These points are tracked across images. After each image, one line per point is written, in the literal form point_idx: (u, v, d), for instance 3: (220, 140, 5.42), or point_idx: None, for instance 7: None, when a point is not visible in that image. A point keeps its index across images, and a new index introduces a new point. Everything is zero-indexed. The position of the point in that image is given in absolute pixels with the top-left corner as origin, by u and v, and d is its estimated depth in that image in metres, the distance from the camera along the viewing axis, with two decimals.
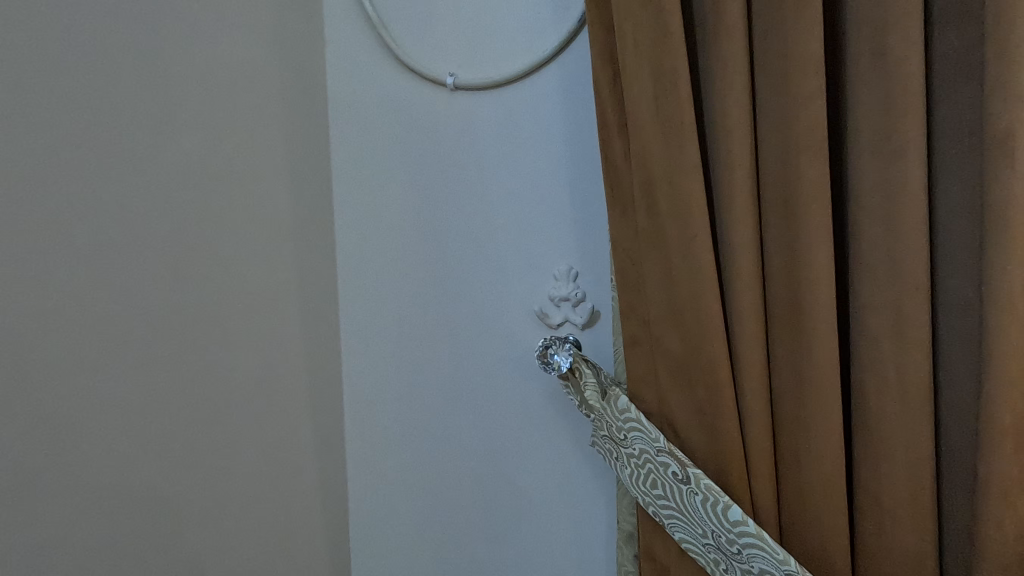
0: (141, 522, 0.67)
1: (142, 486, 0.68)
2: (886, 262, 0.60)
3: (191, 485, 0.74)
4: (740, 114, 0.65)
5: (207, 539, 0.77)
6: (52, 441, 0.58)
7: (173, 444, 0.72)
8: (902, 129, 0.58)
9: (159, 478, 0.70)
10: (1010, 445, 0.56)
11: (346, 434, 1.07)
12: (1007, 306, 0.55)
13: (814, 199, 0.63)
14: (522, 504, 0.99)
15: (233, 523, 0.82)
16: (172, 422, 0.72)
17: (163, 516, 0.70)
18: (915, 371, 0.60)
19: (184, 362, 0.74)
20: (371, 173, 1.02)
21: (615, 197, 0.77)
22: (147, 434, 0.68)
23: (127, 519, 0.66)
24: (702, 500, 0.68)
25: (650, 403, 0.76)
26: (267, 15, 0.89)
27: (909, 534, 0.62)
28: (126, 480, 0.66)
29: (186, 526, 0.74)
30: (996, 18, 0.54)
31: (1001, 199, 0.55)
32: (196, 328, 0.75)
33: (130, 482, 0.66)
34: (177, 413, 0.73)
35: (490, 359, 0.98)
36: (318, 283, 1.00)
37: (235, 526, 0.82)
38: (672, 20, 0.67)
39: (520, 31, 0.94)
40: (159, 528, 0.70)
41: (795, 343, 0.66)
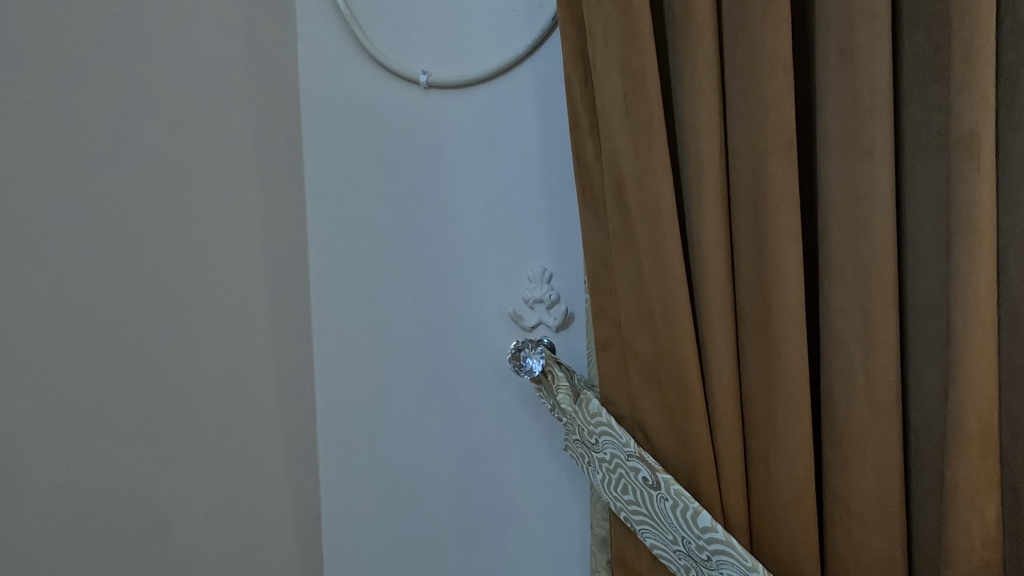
0: (111, 527, 0.66)
1: (111, 491, 0.66)
2: (854, 264, 0.59)
3: (162, 490, 0.72)
4: (709, 113, 0.64)
5: (178, 547, 0.75)
6: (17, 446, 0.56)
7: (145, 448, 0.70)
8: (869, 129, 0.58)
9: (125, 486, 0.68)
10: (976, 449, 0.55)
11: (318, 438, 1.05)
12: (974, 310, 0.55)
13: (783, 201, 0.62)
14: (497, 509, 0.97)
15: (205, 529, 0.80)
16: (142, 426, 0.70)
17: (136, 520, 0.69)
18: (883, 374, 0.59)
19: (153, 364, 0.72)
20: (343, 172, 1.00)
21: (586, 197, 0.75)
22: (115, 438, 0.66)
23: (95, 524, 0.64)
24: (672, 506, 0.67)
25: (621, 407, 0.74)
26: (236, 8, 0.87)
27: (878, 540, 0.61)
28: (93, 484, 0.64)
29: (161, 531, 0.72)
30: (962, 17, 0.53)
31: (967, 201, 0.54)
32: (163, 330, 0.73)
33: (98, 486, 0.64)
34: (147, 417, 0.70)
35: (464, 362, 0.97)
36: (289, 283, 0.98)
37: (206, 533, 0.80)
38: (641, 19, 0.66)
39: (493, 30, 0.93)
40: (126, 537, 0.68)
41: (764, 346, 0.65)
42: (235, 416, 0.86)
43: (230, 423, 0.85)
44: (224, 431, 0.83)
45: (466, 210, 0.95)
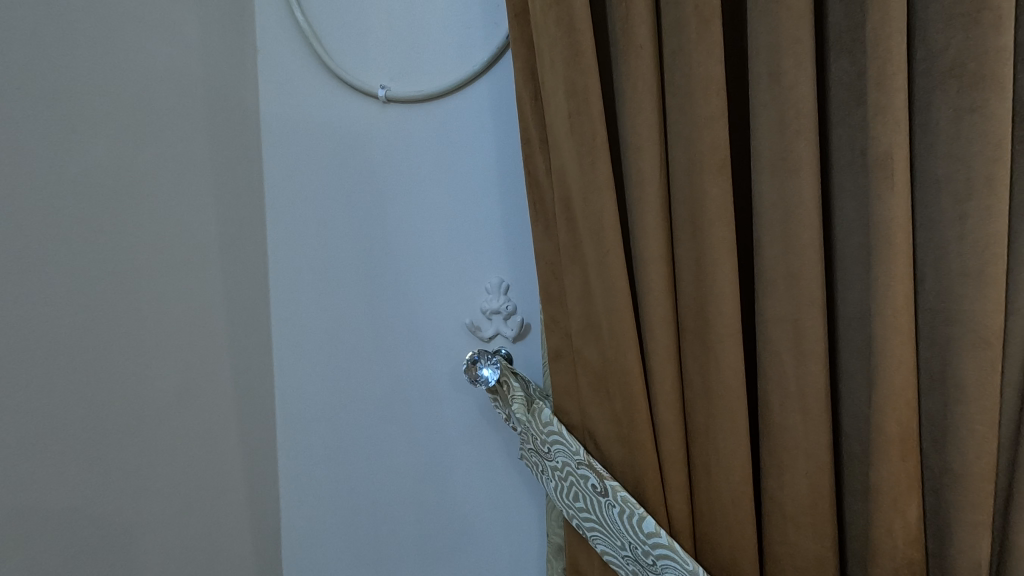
0: (68, 536, 0.67)
1: (64, 502, 0.66)
2: (785, 276, 0.62)
3: (119, 502, 0.73)
4: (649, 132, 0.66)
5: (135, 558, 0.75)
6: None
7: (102, 459, 0.71)
8: (796, 149, 0.61)
9: (76, 498, 0.68)
10: (897, 452, 0.59)
11: (278, 451, 1.05)
12: (892, 320, 0.58)
13: (718, 216, 0.64)
14: (456, 520, 0.98)
15: (166, 541, 0.80)
16: (97, 438, 0.70)
17: (92, 531, 0.69)
18: (813, 382, 0.62)
19: (110, 376, 0.72)
20: (303, 184, 1.00)
21: (537, 211, 0.77)
22: (69, 450, 0.67)
23: (50, 535, 0.65)
24: (619, 512, 0.69)
25: (573, 416, 0.76)
26: (193, 19, 0.87)
27: (811, 542, 0.64)
28: (46, 496, 0.64)
29: (118, 543, 0.73)
30: (875, 46, 0.57)
31: (884, 218, 0.57)
32: (120, 340, 0.73)
33: (50, 499, 0.65)
34: (102, 428, 0.71)
35: (424, 373, 0.97)
36: (247, 295, 0.98)
37: (167, 544, 0.80)
38: (584, 40, 0.68)
39: (450, 45, 0.94)
40: (79, 549, 0.68)
41: (703, 356, 0.67)
42: (193, 428, 0.85)
43: (187, 435, 0.84)
44: (181, 444, 0.83)
45: (424, 222, 0.96)
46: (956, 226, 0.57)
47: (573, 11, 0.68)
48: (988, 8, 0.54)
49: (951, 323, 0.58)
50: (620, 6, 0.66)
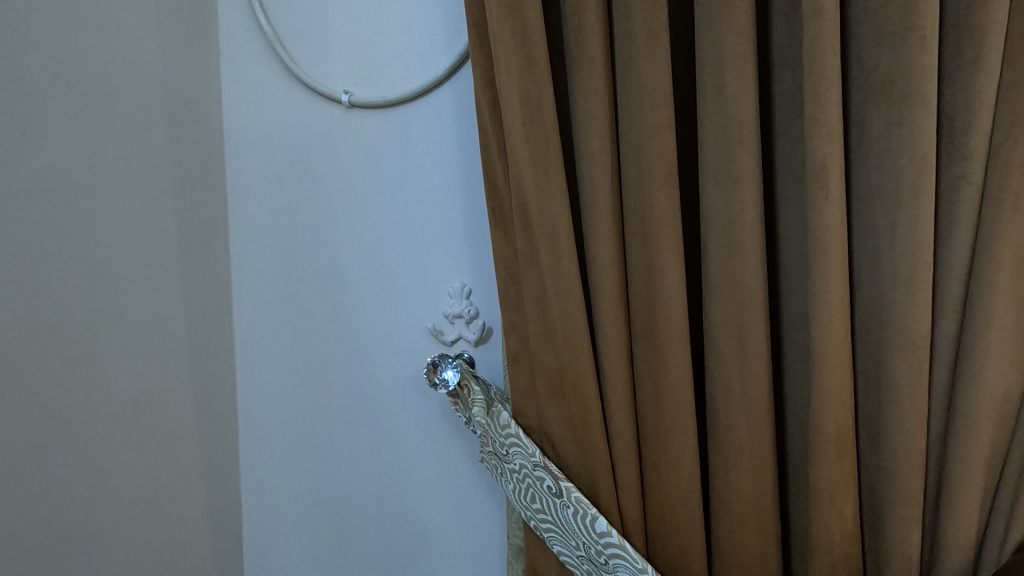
0: (23, 544, 0.66)
1: (18, 510, 0.66)
2: (729, 282, 0.64)
3: (72, 508, 0.72)
4: (601, 140, 0.68)
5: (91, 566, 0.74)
6: None
7: (55, 465, 0.70)
8: (739, 159, 0.63)
9: (31, 505, 0.67)
10: (834, 451, 0.61)
11: (240, 457, 1.04)
12: (828, 324, 0.60)
13: (665, 223, 0.66)
14: (419, 523, 0.99)
15: (122, 547, 0.79)
16: (49, 444, 0.69)
17: (46, 537, 0.69)
18: (756, 383, 0.64)
19: (62, 381, 0.71)
20: (265, 188, 1.00)
21: (495, 217, 0.78)
22: (21, 457, 0.66)
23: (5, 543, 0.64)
24: (573, 513, 0.71)
25: (530, 419, 0.77)
26: (153, 20, 0.86)
27: (755, 538, 0.66)
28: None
29: (72, 550, 0.72)
30: (811, 63, 0.59)
31: (820, 226, 0.60)
32: (72, 345, 0.73)
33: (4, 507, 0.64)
34: (54, 435, 0.70)
35: (387, 378, 0.98)
36: (208, 300, 0.97)
37: (124, 550, 0.80)
38: (538, 50, 0.69)
39: (414, 52, 0.94)
40: (34, 556, 0.67)
41: (654, 359, 0.69)
42: (150, 434, 0.84)
43: (145, 441, 0.83)
44: (138, 449, 0.82)
45: (387, 227, 0.96)
46: (888, 235, 0.60)
47: (527, 22, 0.69)
48: (914, 28, 0.57)
49: (884, 327, 0.61)
50: (572, 17, 0.68)
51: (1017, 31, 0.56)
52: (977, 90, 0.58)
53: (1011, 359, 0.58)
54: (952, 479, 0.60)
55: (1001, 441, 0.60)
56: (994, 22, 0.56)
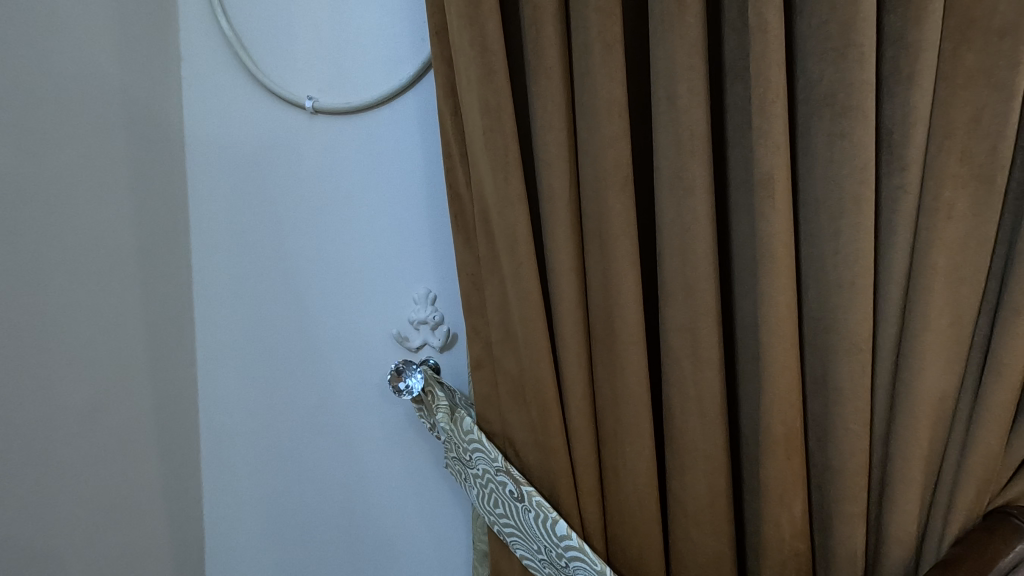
0: None
1: None
2: (683, 288, 0.66)
3: (25, 520, 0.71)
4: (558, 149, 0.69)
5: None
6: None
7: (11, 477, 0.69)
8: (690, 168, 0.64)
9: None
10: (782, 451, 0.63)
11: (202, 467, 1.03)
12: (776, 329, 0.62)
13: (621, 230, 0.68)
14: (385, 530, 0.98)
15: (77, 558, 0.78)
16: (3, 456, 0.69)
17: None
18: (708, 387, 0.66)
19: (17, 392, 0.70)
20: (227, 195, 0.98)
21: (457, 223, 0.79)
22: None
23: None
24: (534, 516, 0.72)
25: (493, 424, 0.78)
26: (112, 23, 0.85)
27: (709, 537, 0.68)
28: None
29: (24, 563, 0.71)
30: (757, 77, 0.62)
31: (767, 235, 0.62)
32: (25, 355, 0.71)
33: None
34: (8, 447, 0.69)
35: (351, 385, 0.97)
36: (168, 308, 0.95)
37: (78, 560, 0.79)
38: (496, 60, 0.70)
39: (378, 58, 0.93)
40: None
41: (612, 364, 0.71)
42: (108, 444, 0.83)
43: (103, 451, 0.82)
44: (95, 461, 0.81)
45: (350, 234, 0.96)
46: (832, 242, 0.63)
47: (486, 32, 0.70)
48: (853, 45, 0.59)
49: (829, 330, 0.64)
50: (530, 28, 0.69)
51: (948, 50, 0.60)
52: (912, 105, 0.60)
53: (947, 361, 0.61)
54: (894, 476, 0.63)
55: (938, 438, 0.63)
56: (927, 40, 0.59)
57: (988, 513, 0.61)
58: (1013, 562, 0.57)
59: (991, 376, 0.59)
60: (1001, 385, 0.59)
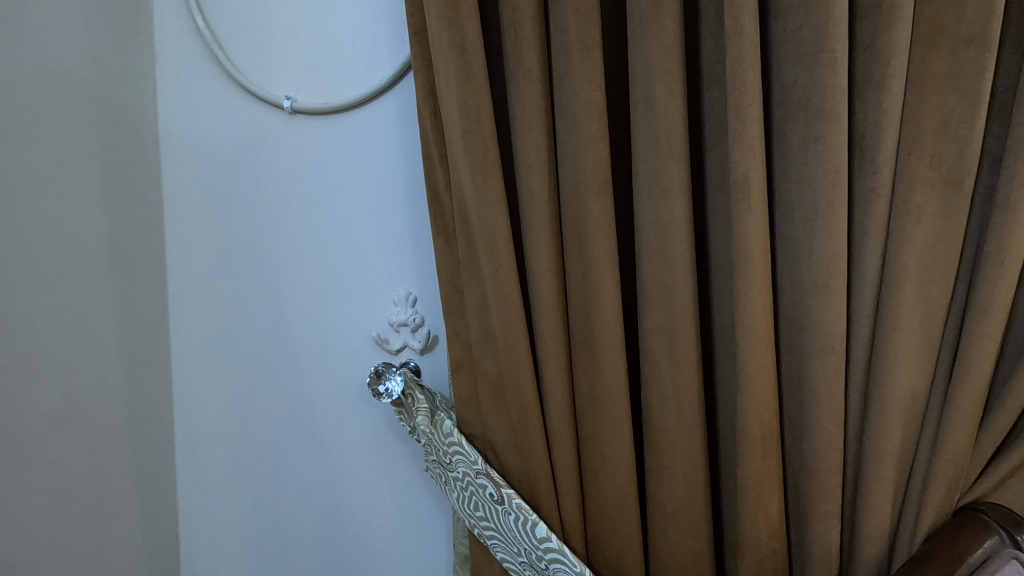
0: None
1: None
2: (661, 289, 0.66)
3: None
4: (538, 151, 0.69)
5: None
6: None
7: None
8: (668, 170, 0.65)
9: None
10: (759, 451, 0.64)
11: (177, 472, 1.01)
12: (752, 330, 0.63)
13: (599, 232, 0.68)
14: (364, 535, 0.97)
15: (41, 564, 0.77)
16: None
17: None
18: (686, 388, 0.66)
19: None
20: (202, 195, 0.97)
21: (437, 224, 0.78)
22: None
23: None
24: (514, 519, 0.72)
25: (473, 426, 0.78)
26: (83, 19, 0.83)
27: (687, 537, 0.69)
28: None
29: None
30: (733, 80, 0.62)
31: (743, 237, 0.63)
32: None
33: None
34: None
35: (330, 389, 0.96)
36: (142, 311, 0.93)
37: (42, 567, 0.77)
38: (475, 61, 0.70)
39: (357, 57, 0.91)
40: None
41: (592, 366, 0.71)
42: (75, 452, 0.81)
43: (69, 456, 0.80)
44: (62, 470, 0.79)
45: (329, 236, 0.95)
46: (806, 244, 0.63)
47: (465, 33, 0.70)
48: (826, 50, 0.60)
49: (804, 331, 0.64)
50: (509, 30, 0.69)
51: (918, 56, 0.61)
52: (884, 109, 0.62)
53: (917, 361, 0.63)
54: (867, 475, 0.64)
55: (909, 436, 0.64)
56: (897, 46, 0.60)
57: (958, 510, 0.62)
58: (982, 557, 0.58)
59: (959, 375, 0.61)
60: (969, 384, 0.60)
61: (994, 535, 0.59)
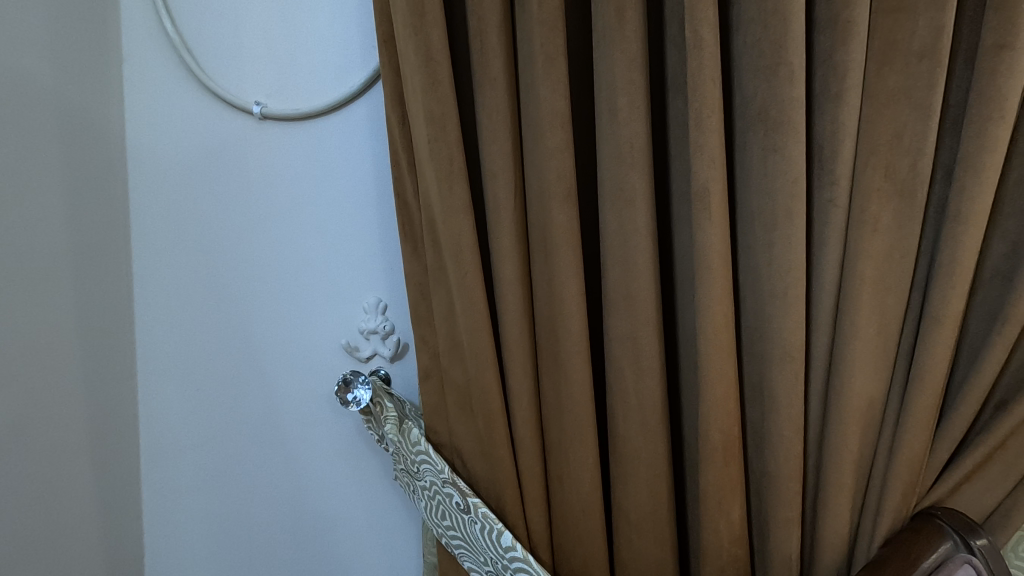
0: None
1: None
2: (624, 297, 0.67)
3: None
4: (503, 159, 0.69)
5: None
6: None
7: None
8: (631, 180, 0.65)
9: None
10: (720, 458, 0.65)
11: (141, 482, 0.99)
12: (714, 338, 0.64)
13: (564, 241, 0.68)
14: (333, 544, 0.96)
15: None
16: None
17: None
18: (649, 395, 0.67)
19: None
20: (169, 200, 0.95)
21: (405, 232, 0.78)
22: None
23: None
24: (480, 528, 0.71)
25: (441, 435, 0.77)
26: (43, 21, 0.81)
27: (651, 545, 0.69)
28: None
29: None
30: (694, 92, 0.63)
31: (704, 246, 0.64)
32: None
33: None
34: None
35: (299, 398, 0.95)
36: (104, 318, 0.91)
37: None
38: (441, 69, 0.70)
39: (327, 63, 0.91)
40: None
41: (557, 374, 0.71)
42: (32, 464, 0.79)
43: (27, 468, 0.78)
44: (19, 482, 0.77)
45: (299, 244, 0.94)
46: (766, 254, 0.64)
47: (430, 41, 0.70)
48: (784, 63, 0.61)
49: (765, 340, 0.65)
50: (475, 39, 0.69)
51: (872, 70, 0.62)
52: (841, 121, 0.63)
53: (874, 369, 0.64)
54: (827, 482, 0.65)
55: (867, 443, 0.65)
56: (852, 60, 0.61)
57: (915, 515, 0.63)
58: (937, 561, 0.59)
59: (915, 383, 0.62)
60: (923, 391, 0.61)
61: (948, 539, 0.60)
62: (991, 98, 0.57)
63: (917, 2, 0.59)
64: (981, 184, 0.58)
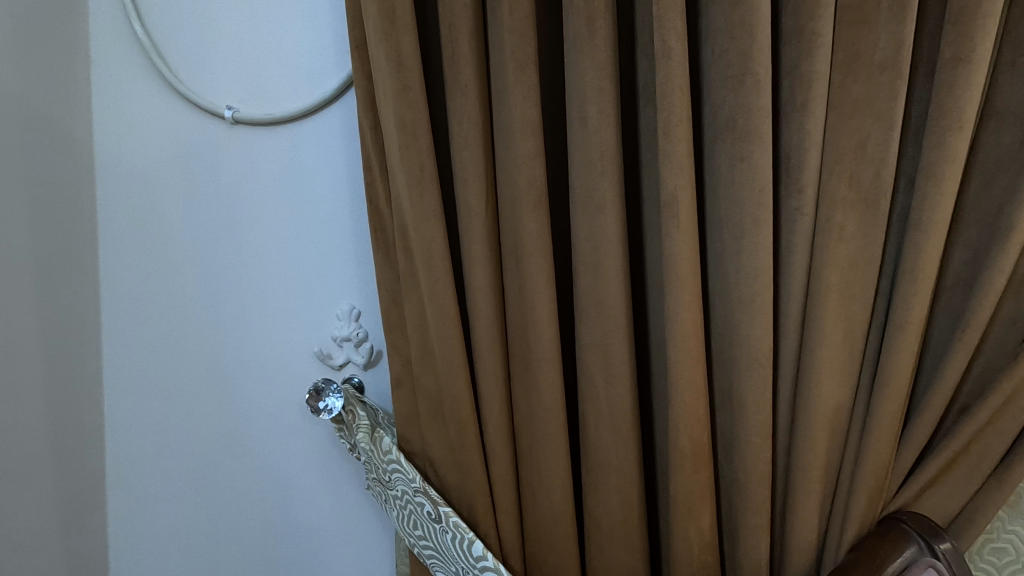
0: None
1: None
2: (595, 304, 0.67)
3: None
4: (474, 166, 0.69)
5: None
6: None
7: None
8: (601, 188, 0.66)
9: None
10: (690, 464, 0.65)
11: (106, 494, 0.96)
12: (683, 345, 0.64)
13: (535, 248, 0.68)
14: (304, 555, 0.95)
15: None
16: None
17: None
18: (620, 402, 0.67)
19: None
20: (137, 205, 0.93)
21: (377, 238, 0.77)
22: None
23: None
24: (452, 537, 0.71)
25: (413, 443, 0.77)
26: (6, 22, 0.79)
27: (621, 552, 0.69)
28: None
29: None
30: (663, 101, 0.63)
31: (674, 254, 0.64)
32: None
33: None
34: None
35: (270, 407, 0.94)
36: (69, 327, 0.89)
37: None
38: (412, 75, 0.69)
39: (300, 67, 0.90)
40: None
41: (529, 381, 0.70)
42: None
43: None
44: None
45: (270, 250, 0.92)
46: (735, 262, 0.65)
47: (401, 47, 0.69)
48: (750, 73, 0.62)
49: (733, 347, 0.66)
50: (447, 45, 0.69)
51: (837, 81, 0.63)
52: (807, 130, 0.63)
53: (841, 375, 0.64)
54: (795, 487, 0.65)
55: (835, 449, 0.66)
56: (818, 71, 0.62)
57: (882, 520, 0.64)
58: (902, 566, 0.60)
59: (880, 389, 0.62)
60: (888, 397, 0.62)
61: (913, 544, 0.61)
62: (950, 110, 0.59)
63: (879, 15, 0.60)
64: (941, 193, 0.60)
